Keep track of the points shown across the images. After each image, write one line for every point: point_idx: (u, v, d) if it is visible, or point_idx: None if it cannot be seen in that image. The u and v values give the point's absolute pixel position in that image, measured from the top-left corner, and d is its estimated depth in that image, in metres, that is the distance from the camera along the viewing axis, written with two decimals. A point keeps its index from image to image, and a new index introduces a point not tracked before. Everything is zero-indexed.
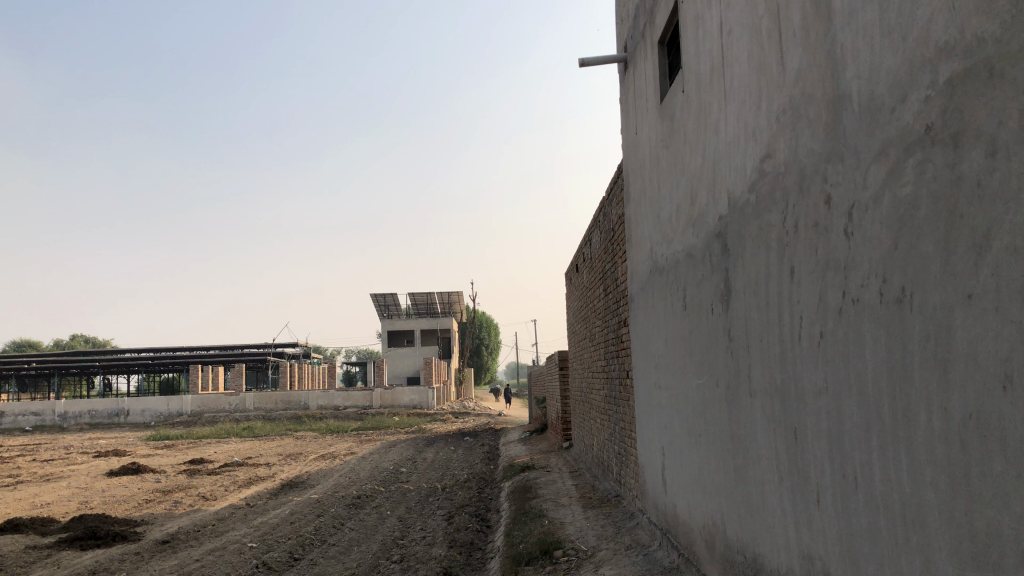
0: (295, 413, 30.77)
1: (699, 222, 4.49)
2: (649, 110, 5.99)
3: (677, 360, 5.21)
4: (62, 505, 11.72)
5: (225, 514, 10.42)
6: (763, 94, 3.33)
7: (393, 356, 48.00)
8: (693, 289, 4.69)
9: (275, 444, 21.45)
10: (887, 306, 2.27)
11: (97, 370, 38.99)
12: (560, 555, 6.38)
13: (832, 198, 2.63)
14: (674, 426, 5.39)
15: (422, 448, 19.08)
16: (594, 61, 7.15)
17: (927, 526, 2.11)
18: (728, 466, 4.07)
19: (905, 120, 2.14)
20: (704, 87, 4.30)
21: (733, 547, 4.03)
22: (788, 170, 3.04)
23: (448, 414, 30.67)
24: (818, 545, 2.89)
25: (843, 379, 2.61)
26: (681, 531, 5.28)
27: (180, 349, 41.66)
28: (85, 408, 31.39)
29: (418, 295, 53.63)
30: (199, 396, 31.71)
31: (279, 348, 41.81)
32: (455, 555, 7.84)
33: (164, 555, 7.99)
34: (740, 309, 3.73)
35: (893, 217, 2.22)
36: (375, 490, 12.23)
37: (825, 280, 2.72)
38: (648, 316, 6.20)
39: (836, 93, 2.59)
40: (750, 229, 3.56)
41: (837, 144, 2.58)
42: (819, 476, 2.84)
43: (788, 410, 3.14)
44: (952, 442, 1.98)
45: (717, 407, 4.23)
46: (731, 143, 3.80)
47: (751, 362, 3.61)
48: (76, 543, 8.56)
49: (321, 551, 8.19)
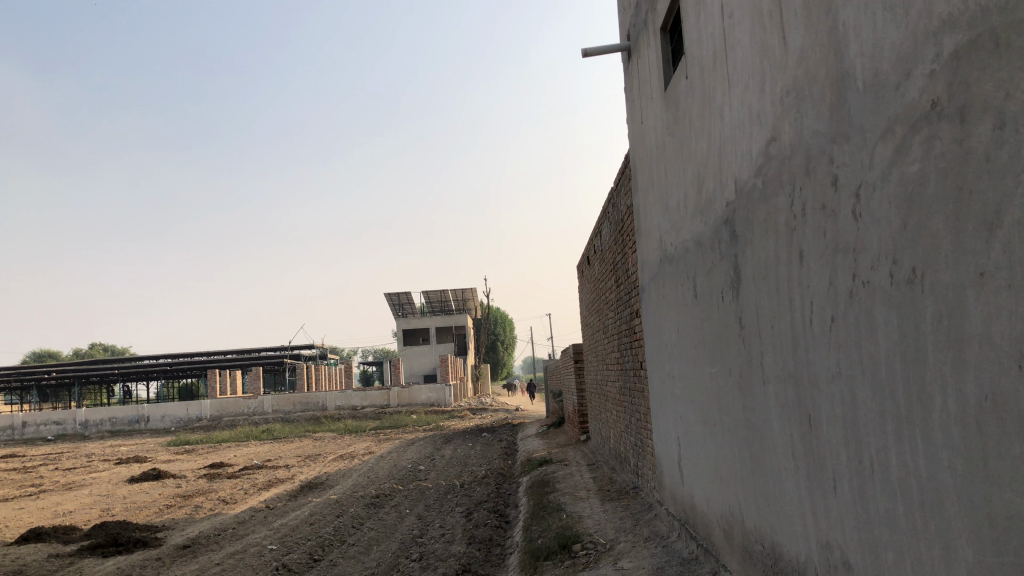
0: (313, 414, 30.90)
1: (706, 208, 4.44)
2: (653, 98, 5.93)
3: (689, 349, 5.16)
4: (84, 513, 11.79)
5: (245, 516, 10.47)
6: (766, 76, 3.27)
7: (410, 354, 48.06)
8: (703, 277, 4.64)
9: (294, 446, 21.52)
10: (898, 287, 2.22)
11: (117, 378, 39.30)
12: (579, 549, 6.36)
13: (839, 179, 2.58)
14: (688, 416, 5.35)
15: (440, 445, 19.11)
16: (598, 51, 7.09)
17: (946, 510, 2.07)
18: (744, 455, 4.03)
19: (910, 96, 2.09)
20: (707, 72, 4.24)
21: (752, 537, 3.98)
22: (793, 152, 2.99)
23: (466, 411, 30.68)
24: (837, 534, 2.85)
25: (856, 364, 2.56)
26: (699, 522, 5.24)
27: (197, 354, 41.93)
28: (105, 415, 31.64)
29: (432, 292, 53.69)
30: (218, 400, 31.89)
31: (296, 350, 42.02)
32: (474, 551, 7.81)
33: (185, 560, 8.02)
34: (751, 296, 3.69)
35: (901, 195, 2.17)
36: (393, 489, 12.23)
37: (835, 263, 2.67)
38: (660, 307, 6.15)
39: (839, 72, 2.53)
40: (758, 214, 3.51)
41: (843, 123, 2.53)
42: (835, 463, 2.80)
43: (802, 397, 3.09)
44: (969, 424, 1.93)
45: (730, 395, 4.19)
46: (736, 127, 3.75)
47: (762, 349, 3.56)
48: (98, 551, 8.60)
49: (341, 551, 8.19)
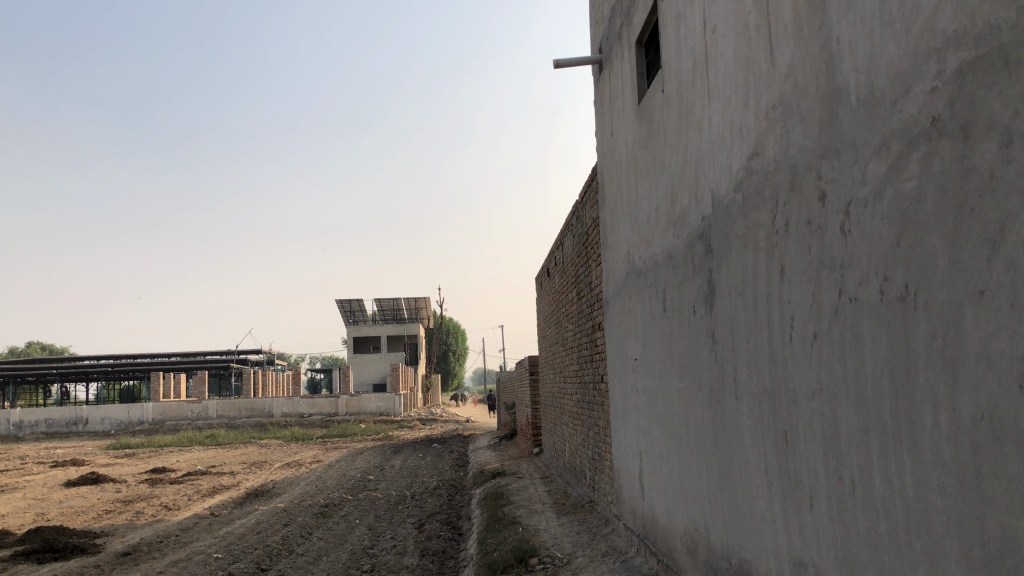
0: (259, 420, 30.37)
1: (679, 222, 4.43)
2: (625, 111, 5.93)
3: (655, 364, 5.15)
4: (18, 517, 11.35)
5: (189, 524, 10.17)
6: (750, 89, 3.27)
7: (360, 362, 47.64)
8: (674, 290, 4.62)
9: (239, 453, 21.06)
10: (888, 304, 2.21)
11: (55, 378, 38.20)
12: (536, 563, 6.28)
13: (827, 195, 2.58)
14: (652, 431, 5.33)
15: (390, 455, 18.88)
16: (569, 62, 7.08)
17: (933, 531, 2.05)
18: (712, 470, 4.00)
19: (908, 112, 2.08)
20: (685, 86, 4.23)
21: (718, 553, 3.96)
22: (778, 168, 2.98)
23: (416, 421, 30.41)
24: (811, 551, 2.84)
25: (839, 381, 2.54)
26: (659, 538, 5.22)
27: (140, 356, 40.97)
28: (41, 416, 30.74)
29: (385, 300, 53.26)
30: (161, 403, 31.14)
31: (244, 354, 41.38)
32: (428, 564, 7.68)
33: (126, 568, 7.73)
34: (725, 310, 3.68)
35: (895, 211, 2.16)
36: (343, 499, 12.01)
37: (819, 279, 2.66)
38: (624, 321, 6.14)
39: (831, 87, 2.53)
40: (736, 228, 3.50)
41: (833, 139, 2.52)
42: (813, 481, 2.79)
43: (778, 412, 3.08)
44: (962, 443, 1.92)
45: (700, 410, 4.17)
46: (716, 141, 3.74)
47: (736, 364, 3.55)
48: (33, 557, 8.25)
49: (289, 561, 7.98)
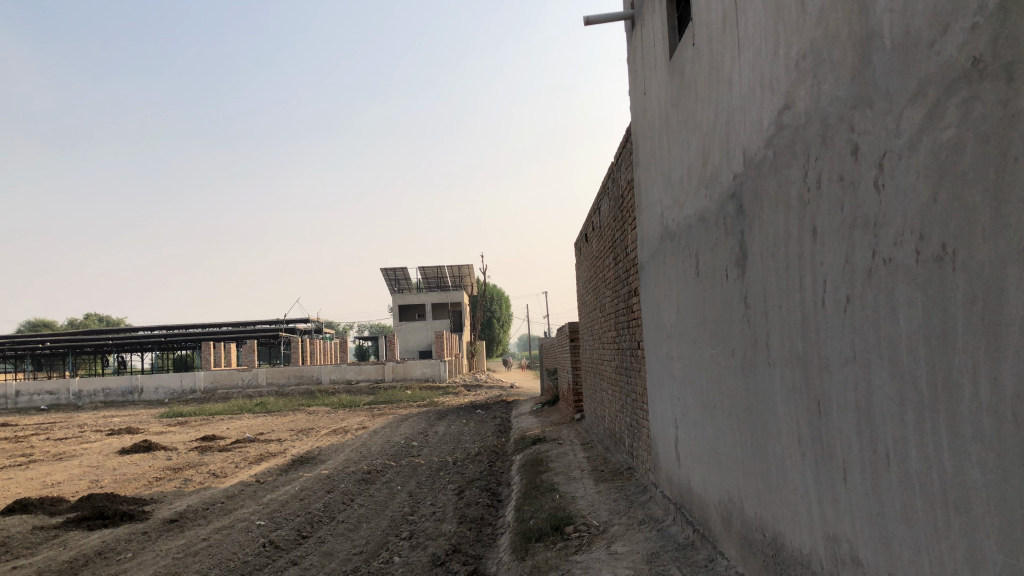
0: (308, 387, 30.81)
1: (711, 183, 4.25)
2: (657, 68, 5.71)
3: (689, 330, 5.00)
4: (72, 484, 11.67)
5: (234, 491, 10.34)
6: (780, 38, 3.06)
7: (405, 331, 47.93)
8: (706, 253, 4.46)
9: (287, 420, 21.40)
10: (924, 266, 2.04)
11: (111, 347, 39.19)
12: (571, 531, 6.21)
13: (859, 148, 2.40)
14: (687, 398, 5.19)
15: (435, 421, 18.99)
16: (600, 19, 6.84)
17: (972, 509, 1.91)
18: (745, 438, 3.86)
19: (946, 53, 1.89)
20: (715, 37, 4.03)
21: (752, 525, 3.83)
22: (809, 121, 2.79)
23: (461, 388, 30.51)
24: (846, 527, 2.69)
25: (873, 347, 2.39)
26: (695, 507, 5.09)
27: (192, 326, 41.82)
28: (99, 385, 31.64)
29: (428, 268, 53.38)
30: (212, 372, 31.76)
31: (292, 323, 41.97)
32: (465, 531, 7.67)
33: (172, 534, 7.87)
34: (757, 274, 3.51)
35: (931, 164, 1.99)
36: (385, 465, 12.09)
37: (853, 239, 2.48)
38: (659, 285, 5.98)
39: (864, 31, 2.33)
40: (767, 186, 3.32)
41: (866, 87, 2.33)
42: (846, 453, 2.64)
43: (811, 381, 2.93)
44: (1003, 417, 1.76)
45: (733, 377, 4.02)
46: (746, 95, 3.55)
47: (769, 331, 3.39)
48: (83, 523, 8.47)
49: (329, 528, 8.04)
